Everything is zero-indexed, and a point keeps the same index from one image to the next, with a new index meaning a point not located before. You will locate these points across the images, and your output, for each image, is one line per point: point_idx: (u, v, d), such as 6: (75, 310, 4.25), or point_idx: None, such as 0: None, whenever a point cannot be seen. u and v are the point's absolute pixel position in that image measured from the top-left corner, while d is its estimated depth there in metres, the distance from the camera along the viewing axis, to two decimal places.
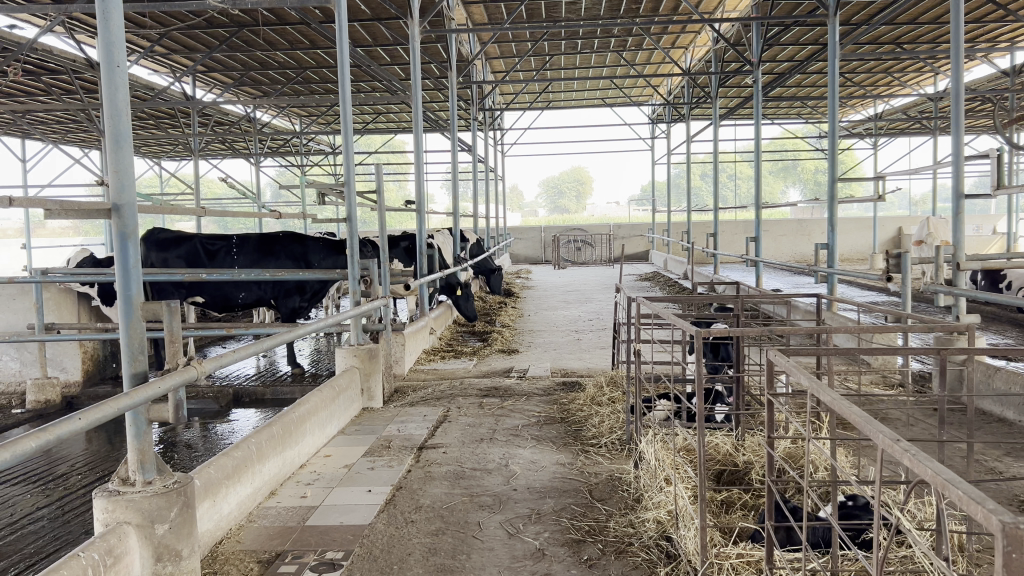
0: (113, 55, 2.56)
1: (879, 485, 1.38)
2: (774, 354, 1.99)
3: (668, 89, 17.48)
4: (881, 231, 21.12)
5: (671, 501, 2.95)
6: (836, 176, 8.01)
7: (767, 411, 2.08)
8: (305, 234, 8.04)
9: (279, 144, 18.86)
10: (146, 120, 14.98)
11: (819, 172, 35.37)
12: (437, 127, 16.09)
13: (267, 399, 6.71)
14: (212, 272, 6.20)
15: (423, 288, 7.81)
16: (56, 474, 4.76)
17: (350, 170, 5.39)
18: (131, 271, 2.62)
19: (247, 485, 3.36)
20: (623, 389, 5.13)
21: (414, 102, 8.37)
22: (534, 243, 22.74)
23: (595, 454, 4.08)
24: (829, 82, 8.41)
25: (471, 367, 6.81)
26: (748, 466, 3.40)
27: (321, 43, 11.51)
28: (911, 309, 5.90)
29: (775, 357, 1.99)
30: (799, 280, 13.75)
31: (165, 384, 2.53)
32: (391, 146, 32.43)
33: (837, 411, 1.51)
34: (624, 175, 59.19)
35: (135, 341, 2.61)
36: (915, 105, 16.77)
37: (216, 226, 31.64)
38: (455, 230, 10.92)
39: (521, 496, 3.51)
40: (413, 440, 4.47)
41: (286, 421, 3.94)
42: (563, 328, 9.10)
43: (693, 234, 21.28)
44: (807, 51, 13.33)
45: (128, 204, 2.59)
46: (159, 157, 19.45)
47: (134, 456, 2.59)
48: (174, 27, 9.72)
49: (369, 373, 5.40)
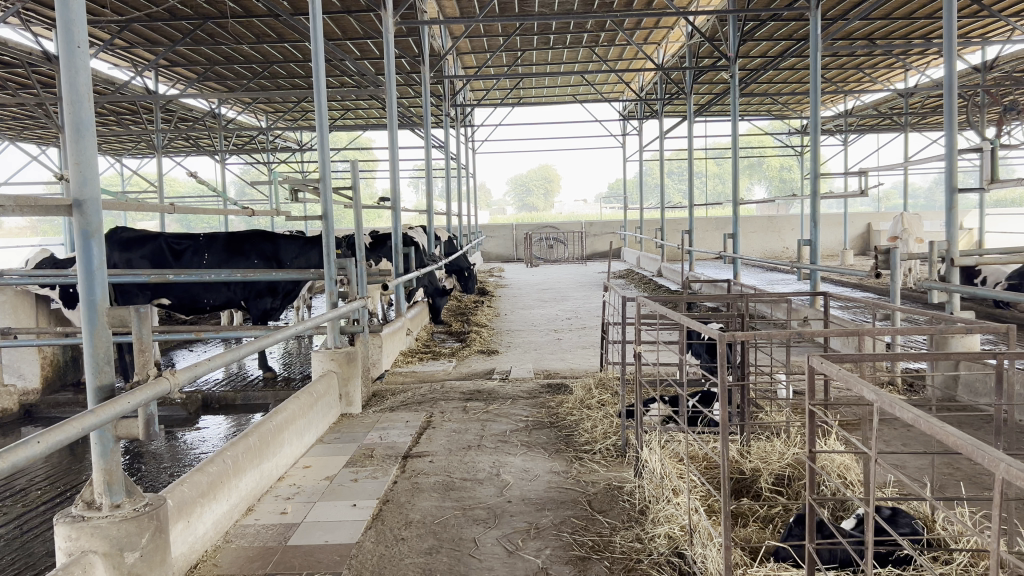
0: (73, 33, 2.31)
1: (995, 522, 1.21)
2: (816, 360, 1.86)
3: (640, 86, 17.41)
4: (851, 228, 21.22)
5: (684, 514, 2.78)
6: (819, 172, 7.89)
7: (806, 421, 1.96)
8: (276, 232, 7.80)
9: (245, 141, 18.48)
10: (107, 116, 14.54)
11: (785, 169, 35.57)
12: (408, 123, 15.83)
13: (238, 405, 6.45)
14: (180, 273, 5.91)
15: (399, 288, 7.59)
16: (15, 489, 4.46)
17: (327, 165, 5.13)
18: (95, 272, 2.37)
19: (223, 502, 3.12)
20: (614, 391, 4.95)
21: (388, 97, 8.08)
22: (506, 241, 22.56)
23: (589, 461, 3.90)
24: (812, 76, 8.29)
25: (451, 369, 6.59)
26: (757, 474, 3.24)
27: (289, 37, 11.21)
28: (903, 306, 5.79)
29: (819, 364, 1.85)
30: (773, 276, 13.73)
31: (136, 398, 2.29)
32: (359, 143, 31.99)
33: (920, 429, 1.35)
34: (593, 173, 59.26)
35: (100, 350, 2.37)
36: (886, 102, 16.83)
37: (180, 224, 31.07)
38: (429, 228, 10.67)
39: (516, 508, 3.31)
40: (396, 449, 4.25)
41: (263, 432, 3.71)
42: (542, 327, 8.91)
43: (666, 231, 21.24)
44: (781, 46, 13.29)
45: (91, 198, 2.35)
46: (120, 155, 18.98)
47: (100, 476, 2.35)
48: (135, 19, 9.39)
49: (347, 377, 5.17)
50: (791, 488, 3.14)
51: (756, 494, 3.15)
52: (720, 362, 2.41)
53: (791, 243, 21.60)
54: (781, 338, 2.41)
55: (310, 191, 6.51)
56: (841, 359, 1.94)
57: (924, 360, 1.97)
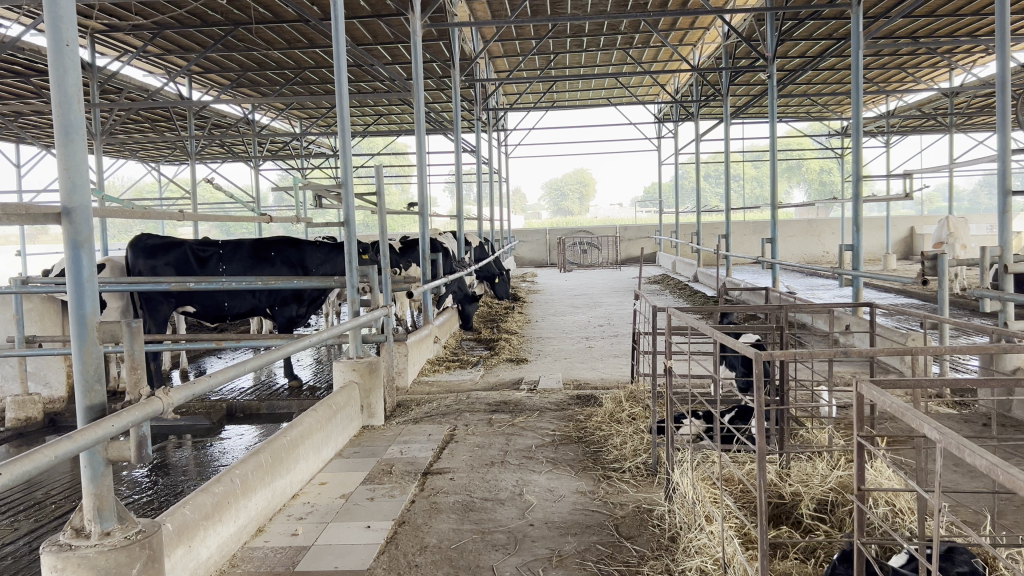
0: (62, 31, 2.16)
1: None
2: (866, 387, 1.67)
3: (676, 88, 17.14)
4: (894, 231, 20.67)
5: (718, 544, 2.56)
6: (861, 175, 7.58)
7: (854, 455, 1.75)
8: (301, 239, 7.76)
9: (278, 147, 18.51)
10: (142, 123, 14.65)
11: (825, 171, 34.94)
12: (439, 128, 15.73)
13: (262, 414, 6.34)
14: (201, 281, 5.80)
15: (426, 295, 7.44)
16: (32, 502, 4.35)
17: (348, 170, 4.97)
18: (85, 285, 2.22)
19: (230, 524, 2.98)
20: (645, 405, 4.74)
21: (416, 101, 7.93)
22: (539, 246, 22.36)
23: (618, 480, 3.70)
24: (855, 73, 7.98)
25: (478, 379, 6.42)
26: (796, 498, 3.02)
27: (320, 42, 11.15)
28: (952, 314, 5.49)
29: (869, 391, 1.65)
30: (814, 282, 13.36)
31: (127, 418, 2.14)
32: (394, 148, 31.97)
33: (997, 481, 1.14)
34: (629, 177, 58.87)
35: (89, 368, 2.22)
36: (930, 102, 16.38)
37: (218, 230, 31.40)
38: (459, 233, 10.51)
39: (539, 533, 3.12)
40: (416, 464, 4.08)
41: (276, 447, 3.56)
42: (573, 335, 8.70)
43: (702, 236, 20.90)
44: (821, 46, 12.96)
45: (81, 206, 2.20)
46: (156, 162, 19.13)
47: (91, 502, 2.21)
48: (167, 26, 9.40)
49: (369, 389, 5.02)
50: (834, 515, 2.91)
51: (796, 523, 2.93)
52: (756, 382, 2.18)
53: (831, 247, 21.11)
54: (826, 359, 2.18)
55: (334, 196, 6.38)
56: (894, 385, 1.74)
57: (987, 387, 1.75)
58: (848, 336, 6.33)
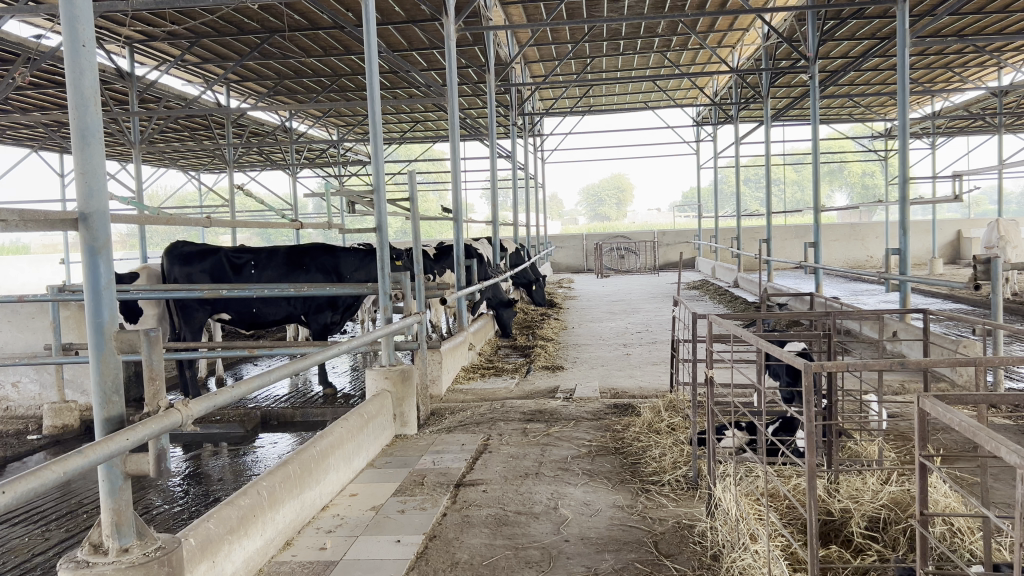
0: (78, 31, 2.10)
1: None
2: (929, 402, 1.52)
3: (714, 92, 16.91)
4: (940, 235, 20.15)
5: (765, 565, 2.42)
6: (908, 176, 7.31)
7: (916, 476, 1.63)
8: (336, 246, 7.73)
9: (315, 154, 18.64)
10: (182, 131, 14.82)
11: (868, 175, 34.36)
12: (475, 134, 15.68)
13: (296, 422, 6.29)
14: (234, 288, 5.77)
15: (461, 301, 7.36)
16: (65, 511, 4.31)
17: (380, 176, 4.90)
18: (102, 293, 2.16)
19: (256, 538, 2.89)
20: (684, 415, 4.59)
21: (449, 105, 7.85)
22: (576, 251, 22.21)
23: (657, 494, 3.56)
24: (901, 71, 7.72)
25: (514, 387, 6.31)
26: (846, 515, 2.84)
27: (355, 49, 11.16)
28: (1006, 320, 5.23)
29: (933, 408, 1.51)
30: (857, 287, 13.07)
31: (145, 431, 2.05)
32: (431, 154, 32.09)
33: None
34: (667, 182, 58.42)
35: (107, 379, 2.16)
36: (978, 102, 15.94)
37: (259, 237, 31.76)
38: (495, 239, 10.42)
39: (574, 549, 3.00)
40: (449, 476, 3.97)
41: (305, 458, 3.49)
42: (611, 342, 8.55)
43: (742, 240, 20.61)
44: (864, 46, 12.69)
45: (97, 212, 2.13)
46: (196, 170, 19.39)
47: (109, 517, 2.14)
48: (204, 35, 9.48)
49: (402, 398, 4.93)
50: (887, 534, 2.74)
51: (846, 541, 2.76)
52: (806, 394, 2.02)
53: (876, 251, 20.65)
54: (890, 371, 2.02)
55: (367, 202, 6.31)
56: (958, 400, 1.61)
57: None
58: (897, 343, 6.11)
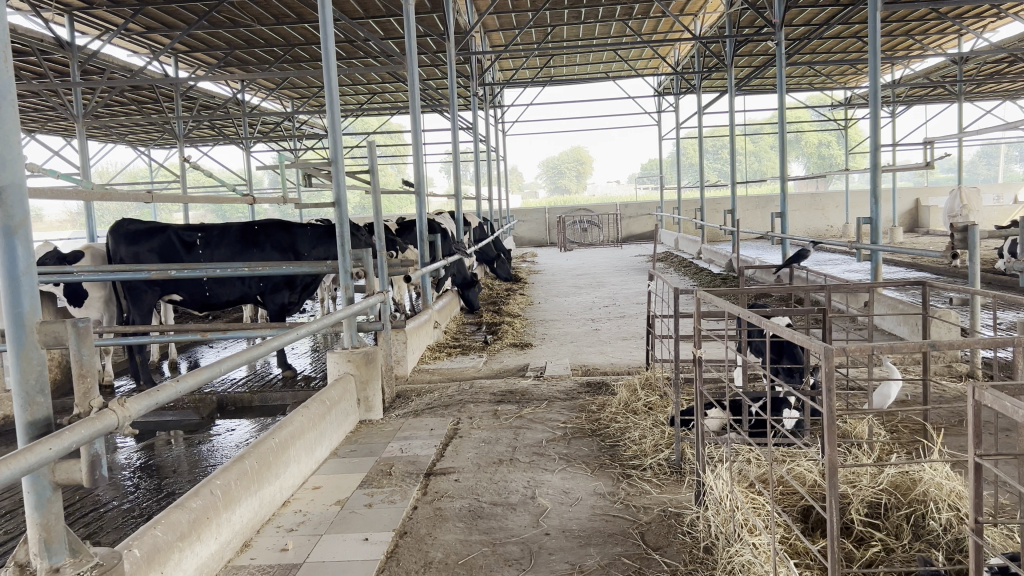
0: None
1: None
2: (992, 396, 1.35)
3: (676, 61, 16.80)
4: (899, 204, 20.31)
5: (768, 563, 2.24)
6: (881, 143, 7.15)
7: (968, 474, 1.47)
8: (292, 223, 7.41)
9: (269, 128, 18.14)
10: (128, 105, 14.27)
11: (824, 145, 34.69)
12: (435, 106, 15.35)
13: (254, 407, 6.01)
14: (183, 268, 5.43)
15: (425, 278, 7.09)
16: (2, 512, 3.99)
17: (338, 150, 4.61)
18: (20, 279, 1.88)
19: (209, 543, 2.64)
20: (662, 393, 4.43)
21: (410, 74, 7.45)
22: (538, 225, 21.99)
23: (640, 480, 3.38)
24: (873, 35, 7.53)
25: (482, 365, 6.10)
26: (844, 502, 2.67)
27: (309, 17, 10.76)
28: (983, 288, 5.12)
29: (998, 403, 1.34)
30: (820, 256, 13.07)
31: (75, 437, 1.79)
32: (389, 129, 31.66)
33: None
34: (628, 154, 58.46)
35: (30, 377, 1.89)
36: (937, 70, 15.99)
37: (214, 215, 31.09)
38: (458, 213, 10.13)
39: (556, 543, 2.81)
40: (418, 464, 3.75)
41: (263, 452, 3.23)
42: (578, 317, 8.39)
43: (706, 212, 20.61)
44: (828, 13, 12.62)
45: (12, 185, 1.86)
46: (146, 146, 18.76)
47: (36, 534, 1.88)
48: (149, 3, 9.08)
49: (366, 381, 4.68)
50: (889, 522, 2.57)
51: (847, 529, 2.59)
52: (825, 381, 1.82)
53: (836, 220, 20.76)
54: (923, 354, 1.83)
55: (324, 176, 5.98)
56: (1015, 390, 1.43)
57: None
58: (871, 317, 6.01)
